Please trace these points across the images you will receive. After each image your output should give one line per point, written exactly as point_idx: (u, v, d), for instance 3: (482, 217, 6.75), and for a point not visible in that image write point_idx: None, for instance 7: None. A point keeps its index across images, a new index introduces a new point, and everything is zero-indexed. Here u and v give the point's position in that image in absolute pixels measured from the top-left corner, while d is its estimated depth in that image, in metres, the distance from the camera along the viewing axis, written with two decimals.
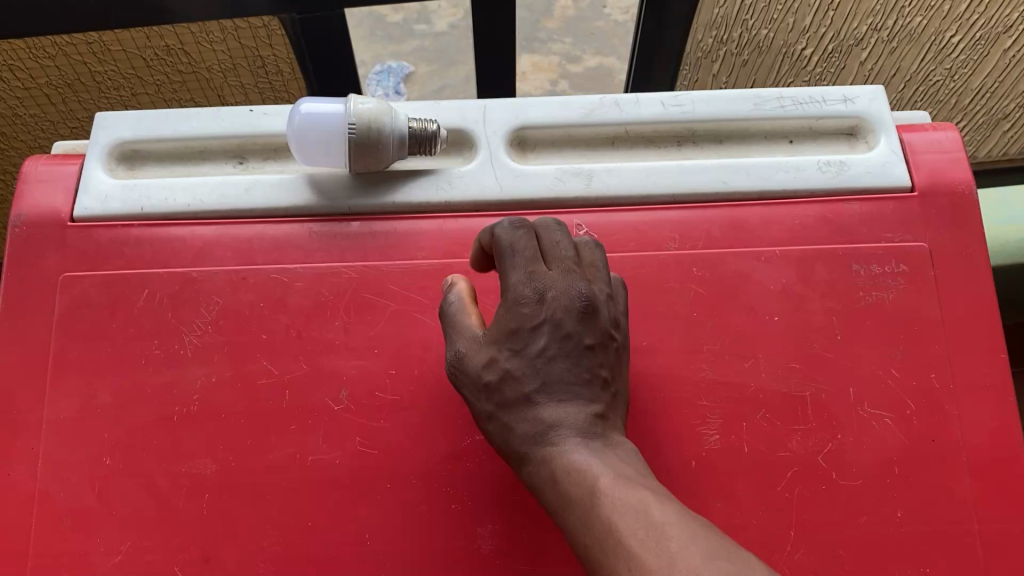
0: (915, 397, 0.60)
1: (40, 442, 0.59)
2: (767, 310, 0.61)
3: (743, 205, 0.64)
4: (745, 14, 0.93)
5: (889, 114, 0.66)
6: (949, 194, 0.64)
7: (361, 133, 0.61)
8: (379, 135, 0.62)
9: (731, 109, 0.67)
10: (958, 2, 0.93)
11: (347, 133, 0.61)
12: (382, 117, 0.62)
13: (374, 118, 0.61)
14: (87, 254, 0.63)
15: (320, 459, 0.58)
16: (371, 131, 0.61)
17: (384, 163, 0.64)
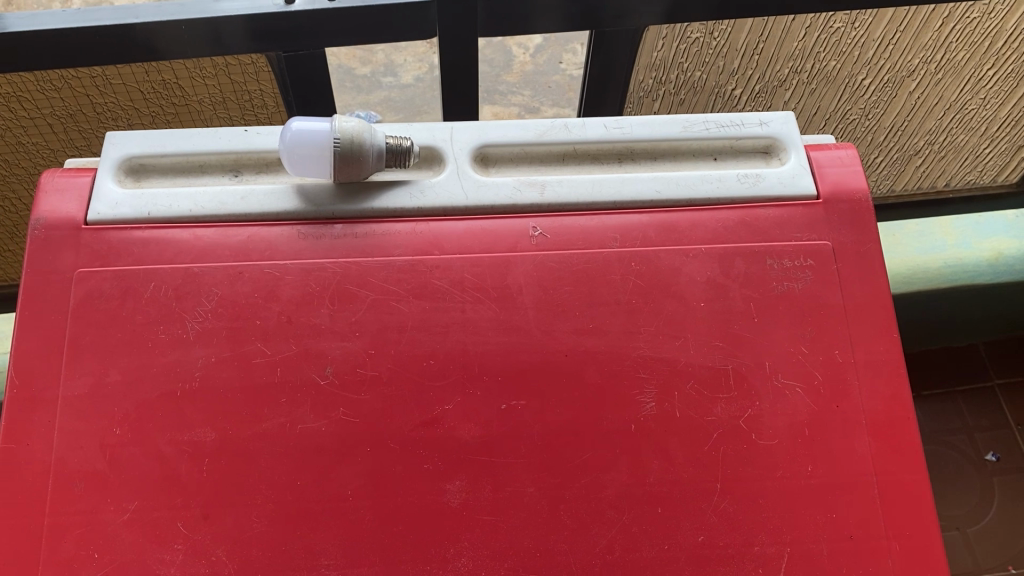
0: (822, 370, 0.70)
1: (56, 416, 0.66)
2: (695, 298, 0.71)
3: (675, 210, 0.74)
4: (681, 58, 1.05)
5: (798, 135, 0.78)
6: (849, 201, 0.75)
7: (344, 146, 0.71)
8: (360, 148, 0.71)
9: (664, 131, 0.78)
10: (866, 48, 1.06)
11: (332, 147, 0.71)
12: (363, 134, 0.71)
13: (356, 134, 0.71)
14: (99, 253, 0.71)
15: (308, 427, 0.66)
16: (354, 145, 0.71)
17: (364, 173, 0.73)
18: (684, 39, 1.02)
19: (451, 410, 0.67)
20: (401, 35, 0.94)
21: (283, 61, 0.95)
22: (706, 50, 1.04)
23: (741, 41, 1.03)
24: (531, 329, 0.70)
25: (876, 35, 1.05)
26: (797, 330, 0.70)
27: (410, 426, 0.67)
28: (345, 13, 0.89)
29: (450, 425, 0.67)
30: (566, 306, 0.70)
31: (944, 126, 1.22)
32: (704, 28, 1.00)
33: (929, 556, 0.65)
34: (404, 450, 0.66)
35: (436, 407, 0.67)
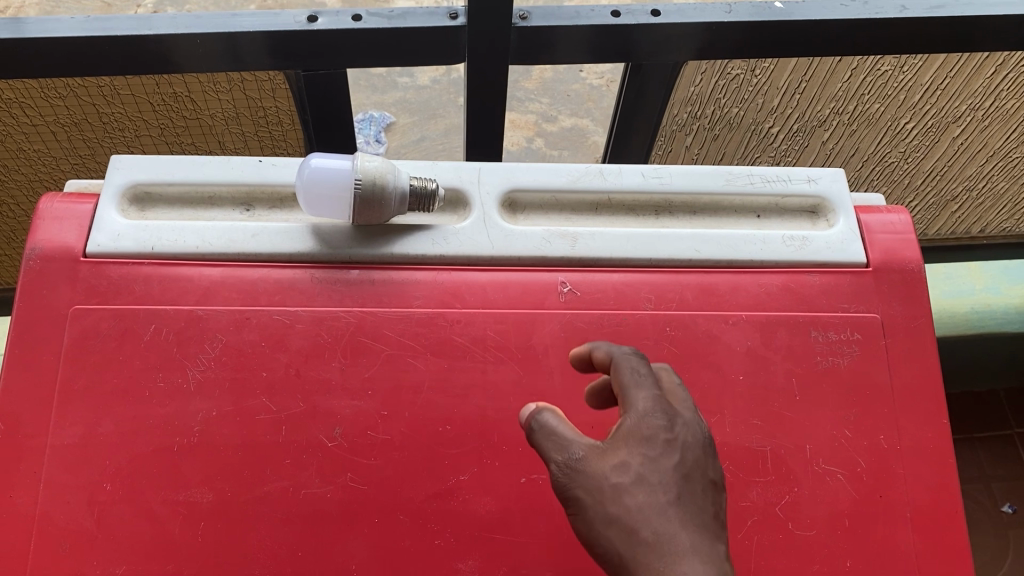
0: (865, 455, 0.65)
1: (43, 467, 0.62)
2: (733, 370, 0.66)
3: (715, 272, 0.70)
4: (719, 93, 1.00)
5: (847, 195, 0.73)
6: (900, 271, 0.70)
7: (366, 188, 0.66)
8: (383, 190, 0.66)
9: (705, 184, 0.73)
10: (913, 92, 1.01)
11: (353, 187, 0.66)
12: (386, 175, 0.66)
13: (379, 175, 0.66)
14: (98, 289, 0.66)
15: (312, 492, 0.62)
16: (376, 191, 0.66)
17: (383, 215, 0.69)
18: (724, 75, 0.97)
19: (467, 480, 0.62)
20: (426, 58, 0.89)
21: (302, 79, 0.90)
22: (746, 87, 0.99)
23: (783, 80, 0.98)
24: (555, 396, 0.65)
25: (924, 80, 0.99)
26: (840, 410, 0.66)
27: (423, 496, 0.62)
28: (371, 35, 0.84)
29: (465, 497, 0.62)
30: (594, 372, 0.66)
31: (984, 174, 1.17)
32: (746, 65, 0.95)
33: None
34: (415, 522, 0.61)
35: (451, 477, 0.62)
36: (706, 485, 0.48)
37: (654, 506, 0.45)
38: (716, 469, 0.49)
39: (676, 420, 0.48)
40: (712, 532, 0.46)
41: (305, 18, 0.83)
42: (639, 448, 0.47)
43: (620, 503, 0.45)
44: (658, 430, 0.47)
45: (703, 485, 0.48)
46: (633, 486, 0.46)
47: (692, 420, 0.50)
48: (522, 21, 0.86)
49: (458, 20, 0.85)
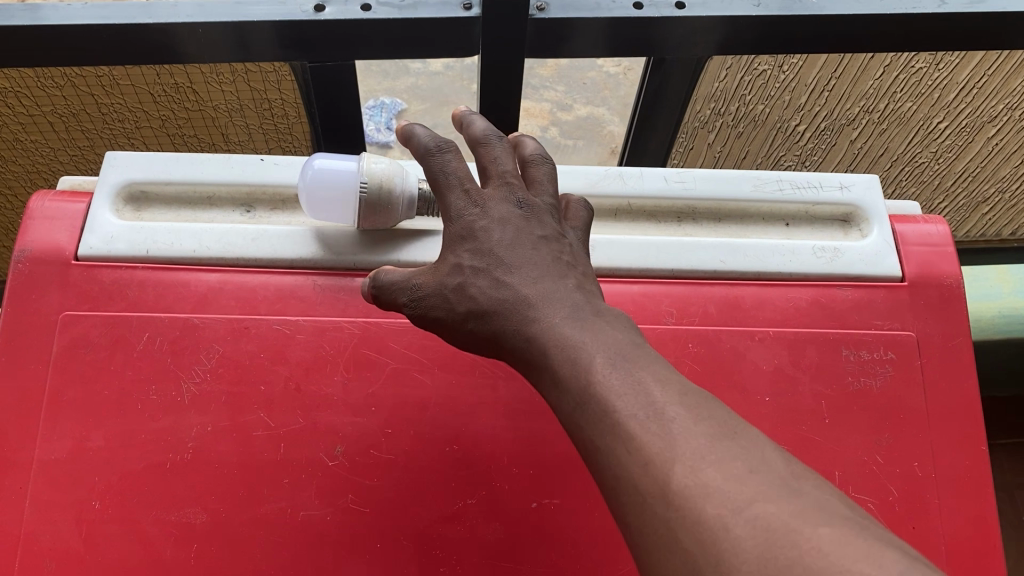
0: (899, 483, 0.61)
1: (29, 482, 0.58)
2: (759, 391, 0.62)
3: (740, 284, 0.66)
4: (744, 90, 0.96)
5: (882, 204, 0.69)
6: (938, 286, 0.66)
7: (371, 193, 0.62)
8: (389, 195, 0.63)
9: (731, 190, 0.69)
10: (948, 90, 0.97)
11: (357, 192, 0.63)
12: (393, 178, 0.63)
13: (385, 179, 0.63)
14: (89, 294, 0.63)
15: (311, 514, 0.58)
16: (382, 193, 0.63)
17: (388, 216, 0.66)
18: (750, 71, 0.92)
19: (475, 504, 0.59)
20: (439, 51, 0.85)
21: (309, 71, 0.86)
22: (772, 83, 0.95)
23: (812, 77, 0.94)
24: None
25: (960, 78, 0.95)
26: (872, 435, 0.62)
27: (427, 521, 0.58)
28: (381, 26, 0.80)
29: (473, 522, 0.59)
30: None
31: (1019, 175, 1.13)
32: (773, 61, 0.91)
33: None
34: (418, 548, 0.58)
35: (458, 500, 0.59)
36: (535, 235, 0.54)
37: (491, 283, 0.52)
38: (542, 222, 0.55)
39: (488, 201, 0.55)
40: (551, 267, 0.52)
41: (311, 8, 0.79)
42: (462, 248, 0.54)
43: (465, 296, 0.53)
44: (471, 225, 0.54)
45: (530, 233, 0.54)
46: (468, 277, 0.53)
47: (502, 187, 0.56)
48: (539, 12, 0.81)
49: (473, 11, 0.81)
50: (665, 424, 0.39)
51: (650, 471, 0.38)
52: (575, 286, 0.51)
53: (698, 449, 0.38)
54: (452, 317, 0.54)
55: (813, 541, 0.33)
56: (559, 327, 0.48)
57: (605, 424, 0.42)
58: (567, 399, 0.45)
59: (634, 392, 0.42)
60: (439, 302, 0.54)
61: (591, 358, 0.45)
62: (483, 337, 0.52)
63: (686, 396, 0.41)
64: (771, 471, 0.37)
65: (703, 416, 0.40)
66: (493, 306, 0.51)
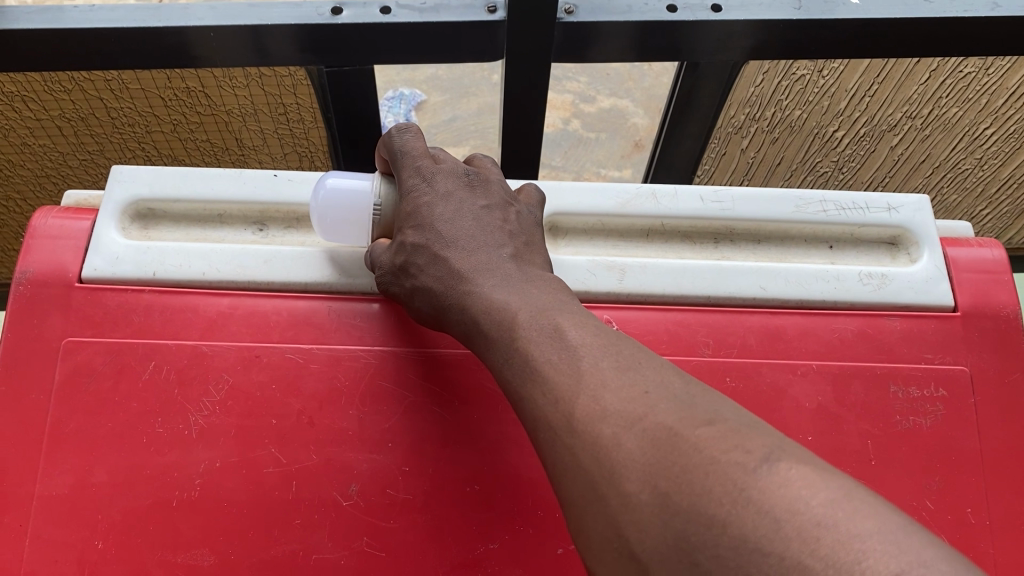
0: (951, 532, 0.57)
1: (30, 520, 0.56)
2: (801, 430, 0.58)
3: (780, 312, 0.62)
4: (781, 95, 0.91)
5: (933, 227, 0.65)
6: (993, 318, 0.62)
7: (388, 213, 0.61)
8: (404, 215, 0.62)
9: (772, 210, 0.65)
10: (997, 96, 0.92)
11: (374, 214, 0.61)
12: None
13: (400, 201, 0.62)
14: (93, 319, 0.60)
15: (325, 558, 0.55)
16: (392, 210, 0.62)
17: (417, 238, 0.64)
18: (788, 76, 0.88)
19: (496, 549, 0.56)
20: (463, 54, 0.81)
21: (325, 76, 0.83)
22: (811, 89, 0.90)
23: (853, 82, 0.89)
24: None
25: (1011, 84, 0.90)
26: (923, 479, 0.58)
27: (446, 567, 0.55)
28: (401, 30, 0.76)
29: (494, 569, 0.55)
30: None
31: None
32: (813, 66, 0.86)
33: None
34: None
35: (478, 545, 0.56)
36: (478, 208, 0.57)
37: (430, 257, 0.55)
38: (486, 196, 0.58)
39: (437, 178, 0.58)
40: (489, 237, 0.55)
41: (328, 10, 0.75)
42: (408, 225, 0.57)
43: (409, 271, 0.56)
44: (419, 203, 0.57)
45: (472, 205, 0.57)
46: (411, 253, 0.56)
47: (452, 169, 0.59)
48: (567, 15, 0.77)
49: (498, 14, 0.77)
50: (576, 365, 0.43)
51: (559, 406, 0.42)
52: (509, 254, 0.54)
53: (600, 379, 0.41)
54: (404, 296, 0.57)
55: (695, 442, 0.36)
56: (487, 294, 0.51)
57: (524, 371, 0.45)
58: (494, 352, 0.48)
59: (557, 337, 0.45)
60: (392, 281, 0.57)
61: (514, 312, 0.49)
62: (428, 311, 0.55)
63: (596, 336, 0.45)
64: (664, 389, 0.40)
65: (615, 354, 0.43)
66: (431, 279, 0.54)
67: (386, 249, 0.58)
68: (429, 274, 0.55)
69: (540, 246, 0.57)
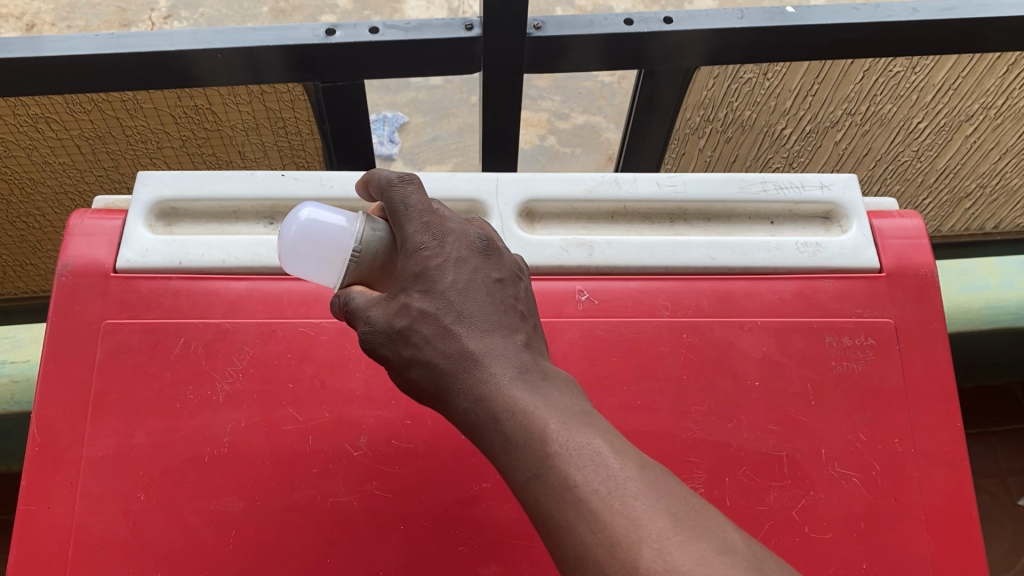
0: (880, 460, 0.66)
1: (80, 477, 0.64)
2: (749, 376, 0.67)
3: (729, 279, 0.71)
4: (732, 97, 1.01)
5: (860, 201, 0.74)
6: (913, 276, 0.71)
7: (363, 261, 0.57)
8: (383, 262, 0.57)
9: (720, 192, 0.74)
10: (925, 92, 1.02)
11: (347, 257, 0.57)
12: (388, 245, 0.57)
13: (380, 247, 0.57)
14: (128, 303, 0.68)
15: (340, 501, 0.63)
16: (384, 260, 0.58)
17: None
18: (736, 79, 0.97)
19: (490, 488, 0.64)
20: (444, 68, 0.90)
21: (321, 92, 0.92)
22: (758, 90, 1.00)
23: (795, 83, 0.99)
24: None
25: (937, 80, 1.00)
26: (855, 415, 0.67)
27: (446, 503, 0.63)
28: (388, 47, 0.86)
29: (488, 504, 0.64)
30: (611, 379, 0.67)
31: (998, 170, 1.18)
32: (758, 69, 0.96)
33: None
34: (440, 529, 0.63)
35: (474, 484, 0.64)
36: (491, 280, 0.50)
37: (439, 332, 0.48)
38: (499, 265, 0.51)
39: (448, 237, 0.51)
40: (503, 319, 0.50)
41: (323, 32, 0.85)
42: (412, 284, 0.50)
43: (409, 342, 0.49)
44: (427, 265, 0.50)
45: (485, 277, 0.50)
46: (417, 320, 0.49)
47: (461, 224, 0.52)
48: (536, 30, 0.87)
49: (474, 31, 0.86)
50: (629, 503, 0.40)
51: (618, 554, 0.39)
52: (524, 344, 0.49)
53: (663, 531, 0.39)
54: (399, 362, 0.50)
55: None
56: (515, 397, 0.45)
57: (565, 497, 0.41)
58: (522, 465, 0.43)
59: (594, 464, 0.42)
60: (384, 342, 0.50)
61: (547, 426, 0.44)
62: (428, 387, 0.49)
63: (640, 470, 0.42)
64: (735, 552, 0.39)
65: (666, 495, 0.41)
66: (442, 358, 0.48)
67: (379, 304, 0.51)
68: (439, 355, 0.48)
69: (544, 330, 0.52)
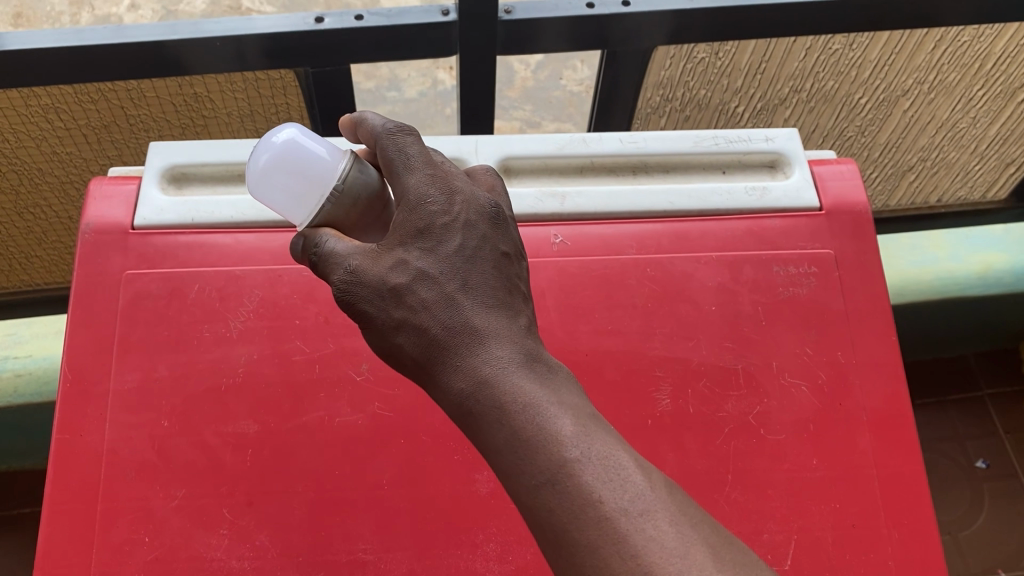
0: (825, 370, 0.74)
1: (108, 408, 0.70)
2: (706, 302, 0.76)
3: (687, 220, 0.80)
4: (687, 77, 1.11)
5: (801, 151, 0.83)
6: (849, 213, 0.80)
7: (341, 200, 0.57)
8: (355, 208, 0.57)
9: (676, 146, 0.83)
10: (863, 69, 1.12)
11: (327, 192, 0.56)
12: (366, 194, 0.58)
13: (359, 193, 0.57)
14: (146, 255, 0.76)
15: (345, 420, 0.71)
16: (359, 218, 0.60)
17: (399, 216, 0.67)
18: (690, 59, 1.08)
19: None
20: (423, 52, 0.99)
21: (312, 76, 1.00)
22: (711, 70, 1.10)
23: (744, 62, 1.09)
24: (553, 330, 0.74)
25: (872, 57, 1.10)
26: (802, 332, 0.75)
27: (442, 419, 0.71)
28: (373, 32, 0.94)
29: None
30: (585, 307, 0.75)
31: (935, 144, 1.28)
32: (710, 49, 1.06)
33: (925, 544, 0.69)
34: (437, 442, 0.70)
35: None
36: (495, 253, 0.53)
37: (441, 299, 0.50)
38: (504, 238, 0.54)
39: (455, 200, 0.52)
40: (507, 301, 0.52)
41: (312, 20, 0.94)
42: (414, 244, 0.51)
43: (404, 303, 0.50)
44: (431, 221, 0.52)
45: (492, 249, 0.53)
46: (416, 281, 0.50)
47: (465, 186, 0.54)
48: (507, 15, 0.96)
49: (450, 16, 0.95)
50: (652, 523, 0.44)
51: None
52: (525, 329, 0.52)
53: (696, 562, 0.43)
54: (382, 324, 0.51)
55: None
56: (524, 390, 0.49)
57: (581, 505, 0.45)
58: (531, 459, 0.47)
59: (620, 483, 0.45)
60: (373, 298, 0.50)
61: (560, 428, 0.47)
62: (414, 354, 0.51)
63: (661, 491, 0.46)
64: None
65: (692, 524, 0.45)
66: (440, 330, 0.50)
67: (371, 256, 0.51)
68: (439, 326, 0.50)
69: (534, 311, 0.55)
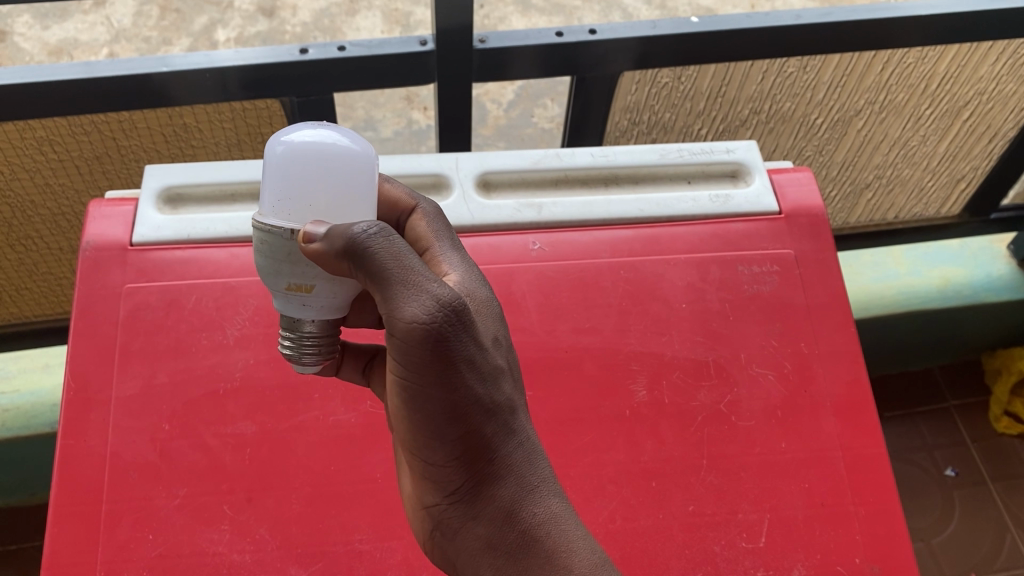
0: (790, 360, 0.79)
1: (111, 414, 0.73)
2: (677, 301, 0.81)
3: (657, 226, 0.85)
4: (652, 102, 1.18)
5: (760, 162, 0.89)
6: (807, 217, 0.86)
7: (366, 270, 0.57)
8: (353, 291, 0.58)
9: (644, 159, 0.88)
10: (817, 90, 1.19)
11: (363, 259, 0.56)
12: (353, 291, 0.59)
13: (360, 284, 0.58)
14: (145, 271, 0.79)
15: (339, 418, 0.74)
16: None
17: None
18: (655, 84, 1.14)
19: None
20: (402, 80, 1.05)
21: (296, 105, 1.05)
22: (675, 94, 1.17)
23: (706, 86, 1.16)
24: (534, 329, 0.78)
25: (825, 79, 1.17)
26: (767, 327, 0.80)
27: None
28: (355, 62, 1.00)
29: None
30: (563, 308, 0.80)
31: (890, 161, 1.35)
32: (673, 74, 1.13)
33: (890, 519, 0.73)
34: None
35: None
36: None
37: (523, 408, 0.56)
38: None
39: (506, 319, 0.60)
40: None
41: (297, 51, 0.99)
42: (501, 340, 0.56)
43: (501, 392, 0.53)
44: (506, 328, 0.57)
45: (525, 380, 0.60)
46: (509, 378, 0.55)
47: None
48: (481, 44, 1.02)
49: (427, 46, 1.01)
50: None
51: None
52: None
53: None
54: (475, 393, 0.52)
55: None
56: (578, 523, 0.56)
57: None
58: None
59: None
60: (481, 370, 0.52)
61: None
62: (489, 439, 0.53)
63: None
64: None
65: None
66: (517, 442, 0.55)
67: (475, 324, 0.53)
68: (513, 428, 0.55)
69: None
